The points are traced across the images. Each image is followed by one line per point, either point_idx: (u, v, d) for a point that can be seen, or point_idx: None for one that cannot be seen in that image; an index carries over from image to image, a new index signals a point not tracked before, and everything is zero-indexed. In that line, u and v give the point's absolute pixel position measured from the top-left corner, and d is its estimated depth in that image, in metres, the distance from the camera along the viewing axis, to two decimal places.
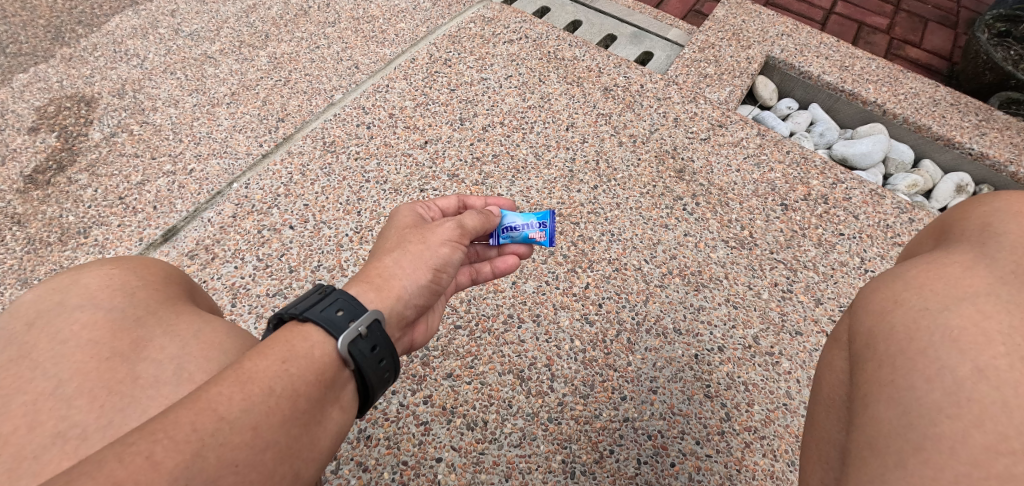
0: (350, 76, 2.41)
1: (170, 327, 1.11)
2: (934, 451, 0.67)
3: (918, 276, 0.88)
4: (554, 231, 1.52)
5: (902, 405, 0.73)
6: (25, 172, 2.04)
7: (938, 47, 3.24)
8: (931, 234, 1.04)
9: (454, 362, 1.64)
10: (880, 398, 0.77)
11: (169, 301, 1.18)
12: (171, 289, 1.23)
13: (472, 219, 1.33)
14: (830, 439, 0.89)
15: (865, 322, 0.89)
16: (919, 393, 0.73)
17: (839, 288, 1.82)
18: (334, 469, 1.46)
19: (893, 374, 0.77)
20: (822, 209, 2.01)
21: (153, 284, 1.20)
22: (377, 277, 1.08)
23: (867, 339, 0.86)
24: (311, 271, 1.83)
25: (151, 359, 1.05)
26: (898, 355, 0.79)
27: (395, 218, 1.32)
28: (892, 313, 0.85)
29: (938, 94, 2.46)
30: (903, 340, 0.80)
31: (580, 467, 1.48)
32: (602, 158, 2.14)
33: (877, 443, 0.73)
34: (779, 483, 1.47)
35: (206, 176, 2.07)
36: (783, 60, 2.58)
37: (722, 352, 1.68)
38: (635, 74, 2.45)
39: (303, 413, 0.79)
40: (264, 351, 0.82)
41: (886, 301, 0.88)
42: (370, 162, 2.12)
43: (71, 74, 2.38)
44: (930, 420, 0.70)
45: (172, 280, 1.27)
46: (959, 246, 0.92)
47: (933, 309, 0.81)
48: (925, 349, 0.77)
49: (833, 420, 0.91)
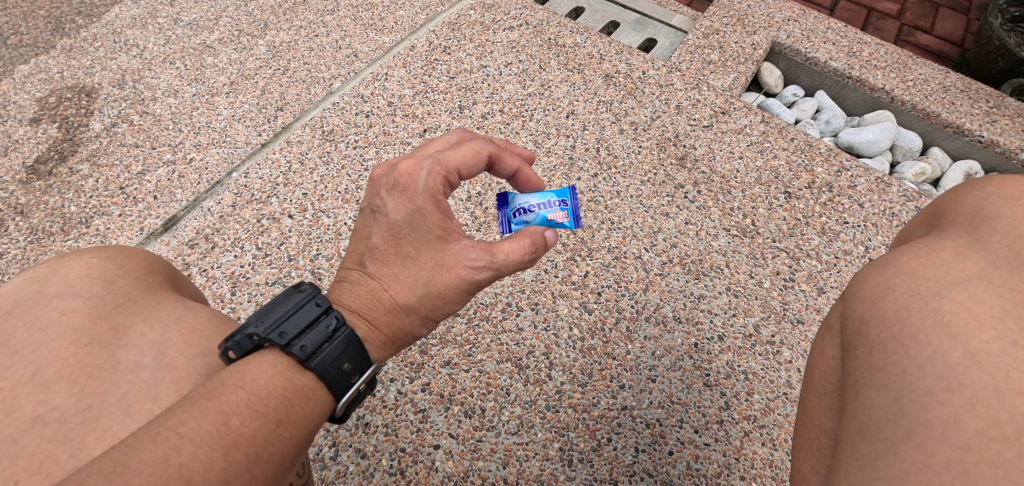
0: (349, 65, 2.39)
1: (151, 313, 1.10)
2: (925, 438, 0.66)
3: (908, 263, 0.86)
4: (578, 211, 1.32)
5: (892, 391, 0.72)
6: (27, 163, 2.04)
7: (949, 33, 3.17)
8: (923, 220, 1.01)
9: (452, 350, 1.63)
10: (869, 385, 0.75)
11: (151, 288, 1.17)
12: (151, 276, 1.21)
13: (516, 247, 1.10)
14: (823, 427, 0.87)
15: (856, 308, 0.87)
16: (911, 379, 0.71)
17: (842, 277, 1.79)
18: (333, 455, 1.46)
19: (883, 360, 0.76)
20: (826, 197, 1.98)
21: (131, 272, 1.19)
22: (384, 322, 1.01)
23: (858, 326, 0.84)
24: (310, 259, 1.83)
25: (134, 344, 1.05)
26: (889, 340, 0.77)
27: (419, 215, 1.06)
28: (883, 300, 0.83)
29: (949, 80, 2.40)
30: (894, 326, 0.78)
31: (578, 454, 1.47)
32: (603, 145, 2.11)
33: (868, 430, 0.72)
34: (778, 472, 1.45)
35: (205, 165, 2.06)
36: (789, 46, 2.54)
37: (722, 341, 1.66)
38: (637, 60, 2.41)
39: (285, 470, 0.81)
40: (259, 406, 0.79)
41: (877, 287, 0.86)
42: (369, 150, 2.11)
43: (72, 65, 2.37)
44: (921, 406, 0.69)
45: (153, 267, 1.25)
46: (951, 232, 0.89)
47: (925, 295, 0.79)
48: (916, 334, 0.75)
49: (823, 407, 0.90)
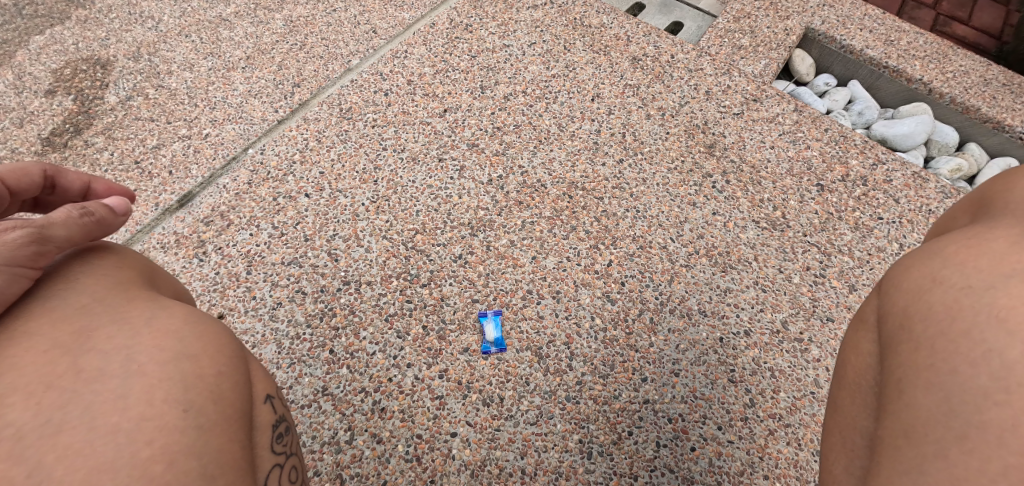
0: (368, 41, 2.33)
1: (115, 314, 0.79)
2: (980, 442, 0.58)
3: (957, 252, 0.75)
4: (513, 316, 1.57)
5: (941, 391, 0.64)
6: (42, 135, 2.02)
7: (987, 25, 3.04)
8: (967, 209, 0.90)
9: (471, 336, 1.59)
10: (916, 384, 0.67)
11: (114, 281, 0.85)
12: (114, 264, 0.88)
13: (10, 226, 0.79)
14: (855, 427, 0.79)
15: (898, 302, 0.78)
16: (962, 380, 0.63)
17: (875, 274, 1.73)
18: (349, 439, 1.45)
19: (931, 358, 0.67)
20: (860, 191, 1.91)
21: (84, 258, 0.86)
22: None
23: (900, 321, 0.76)
24: (326, 240, 1.78)
25: (91, 349, 0.74)
26: (937, 337, 0.68)
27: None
28: (928, 293, 0.74)
29: (990, 73, 2.30)
30: (943, 321, 0.69)
31: (598, 447, 1.44)
32: (629, 130, 2.05)
33: (914, 432, 0.65)
34: (803, 472, 1.41)
35: (221, 141, 2.02)
36: (823, 33, 2.44)
37: (748, 336, 1.61)
38: (665, 43, 2.33)
39: None
40: None
41: (923, 279, 0.76)
42: (387, 129, 2.05)
43: (87, 36, 2.33)
44: (974, 407, 0.60)
45: (114, 251, 0.91)
46: (1002, 220, 0.77)
47: (978, 287, 0.69)
48: (967, 330, 0.66)
49: (857, 406, 0.80)
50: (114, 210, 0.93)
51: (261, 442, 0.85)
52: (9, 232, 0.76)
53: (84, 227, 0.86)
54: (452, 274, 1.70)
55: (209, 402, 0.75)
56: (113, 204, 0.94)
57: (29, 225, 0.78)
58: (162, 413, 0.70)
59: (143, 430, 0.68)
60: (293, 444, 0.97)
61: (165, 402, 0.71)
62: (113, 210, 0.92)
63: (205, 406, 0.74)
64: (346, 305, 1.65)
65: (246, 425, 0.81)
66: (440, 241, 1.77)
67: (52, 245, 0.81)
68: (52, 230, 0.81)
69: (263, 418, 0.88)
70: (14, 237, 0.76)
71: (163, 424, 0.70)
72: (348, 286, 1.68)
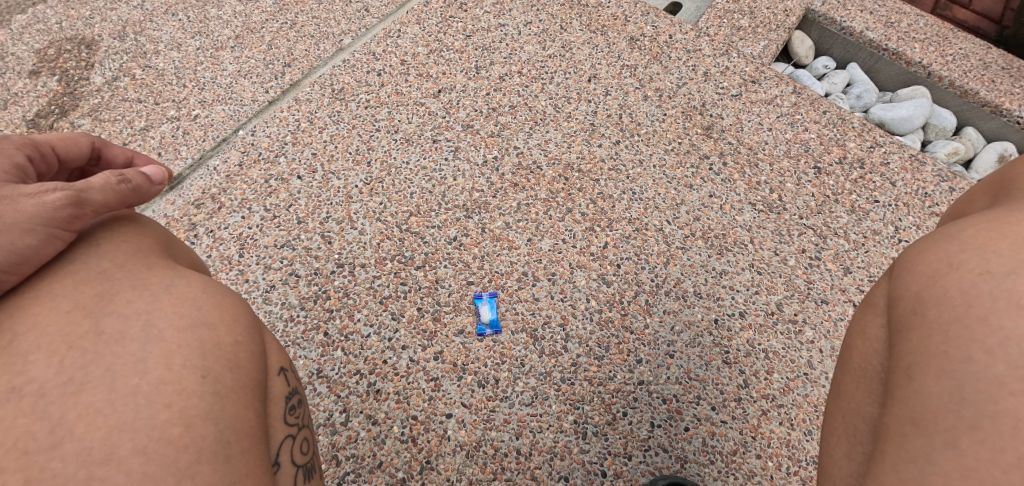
0: (360, 20, 2.29)
1: (135, 279, 0.78)
2: (992, 432, 0.57)
3: (976, 237, 0.73)
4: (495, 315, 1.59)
5: (953, 378, 0.62)
6: (27, 117, 1.97)
7: (988, 9, 3.01)
8: (986, 192, 0.88)
9: (465, 318, 1.58)
10: (927, 370, 0.65)
11: (135, 247, 0.84)
12: (135, 233, 0.87)
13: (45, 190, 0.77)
14: (860, 411, 0.76)
15: (909, 285, 0.75)
16: (976, 367, 0.61)
17: (869, 258, 1.73)
18: (344, 420, 1.45)
19: (945, 344, 0.65)
20: (857, 174, 1.90)
21: (108, 225, 0.85)
22: None
23: (913, 305, 0.73)
24: (319, 222, 1.76)
25: (113, 312, 0.73)
26: (951, 323, 0.66)
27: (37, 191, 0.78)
28: (944, 278, 0.71)
29: (990, 56, 2.28)
30: (958, 306, 0.66)
31: (592, 427, 1.44)
32: (625, 112, 2.03)
33: (922, 419, 0.62)
34: (794, 451, 1.43)
35: (211, 122, 1.99)
36: (823, 14, 2.42)
37: (743, 318, 1.61)
38: (663, 23, 2.29)
39: None
40: None
41: (938, 262, 0.74)
42: (380, 110, 2.02)
43: (70, 15, 2.27)
44: (989, 396, 0.58)
45: (136, 222, 0.90)
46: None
47: (997, 274, 0.66)
48: (985, 316, 0.63)
49: (863, 391, 0.78)
50: (151, 179, 0.91)
51: (273, 413, 0.84)
52: (48, 194, 0.76)
53: (121, 193, 0.84)
54: (446, 257, 1.69)
55: (226, 370, 0.74)
56: (150, 173, 0.92)
57: (68, 186, 0.77)
58: (179, 378, 0.70)
59: (161, 393, 0.68)
60: (304, 417, 0.95)
61: (183, 368, 0.71)
62: (149, 179, 0.90)
63: (222, 374, 0.73)
64: (340, 287, 1.64)
65: (260, 395, 0.80)
66: (434, 223, 1.75)
67: (89, 208, 0.80)
68: (91, 194, 0.80)
69: (275, 391, 0.86)
70: (52, 198, 0.75)
71: (180, 389, 0.69)
72: (342, 269, 1.67)
